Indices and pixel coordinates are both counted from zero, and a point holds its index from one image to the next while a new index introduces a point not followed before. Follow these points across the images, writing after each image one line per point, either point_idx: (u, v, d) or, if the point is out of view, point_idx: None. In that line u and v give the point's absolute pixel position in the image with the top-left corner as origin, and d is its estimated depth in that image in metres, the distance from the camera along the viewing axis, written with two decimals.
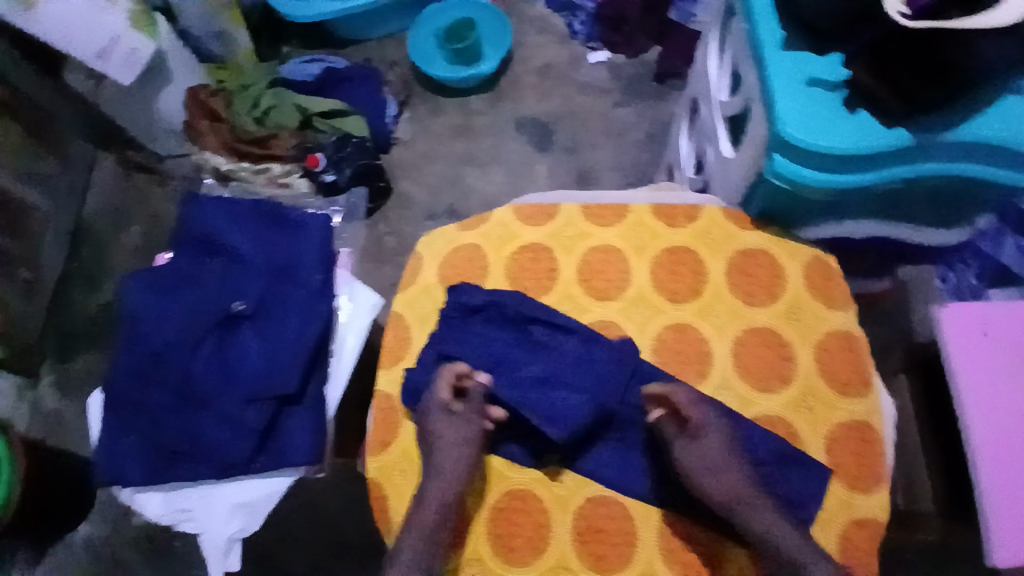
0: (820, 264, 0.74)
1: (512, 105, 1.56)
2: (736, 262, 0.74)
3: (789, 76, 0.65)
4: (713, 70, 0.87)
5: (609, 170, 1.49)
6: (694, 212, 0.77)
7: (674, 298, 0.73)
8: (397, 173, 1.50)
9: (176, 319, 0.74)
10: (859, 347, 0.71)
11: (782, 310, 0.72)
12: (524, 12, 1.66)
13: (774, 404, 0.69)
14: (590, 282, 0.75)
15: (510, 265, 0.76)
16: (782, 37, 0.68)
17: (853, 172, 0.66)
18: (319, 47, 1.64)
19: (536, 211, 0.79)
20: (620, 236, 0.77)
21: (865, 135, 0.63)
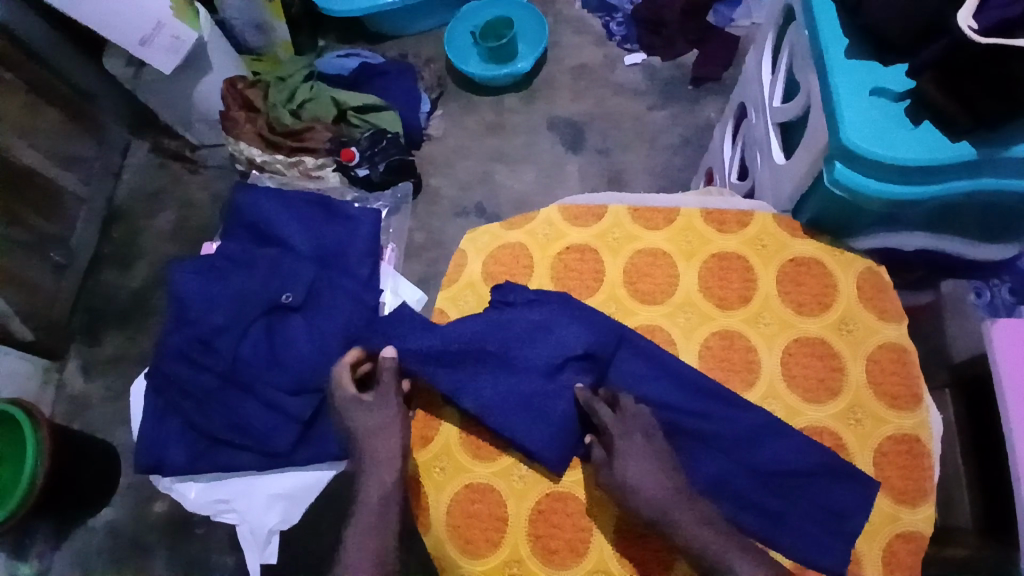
0: (873, 276, 0.72)
1: (545, 104, 1.55)
2: (787, 271, 0.73)
3: (853, 84, 0.65)
4: (766, 78, 0.86)
5: (640, 174, 1.48)
6: (746, 217, 0.76)
7: (722, 304, 0.72)
8: (428, 168, 1.50)
9: (225, 301, 0.75)
10: (911, 362, 0.69)
11: (832, 320, 0.71)
12: (561, 12, 1.65)
13: (823, 415, 0.68)
14: (635, 285, 0.74)
15: (555, 264, 0.76)
16: (846, 45, 0.67)
17: (912, 184, 0.64)
18: (355, 41, 1.64)
19: (584, 211, 0.78)
20: (669, 239, 0.76)
21: (929, 147, 0.62)
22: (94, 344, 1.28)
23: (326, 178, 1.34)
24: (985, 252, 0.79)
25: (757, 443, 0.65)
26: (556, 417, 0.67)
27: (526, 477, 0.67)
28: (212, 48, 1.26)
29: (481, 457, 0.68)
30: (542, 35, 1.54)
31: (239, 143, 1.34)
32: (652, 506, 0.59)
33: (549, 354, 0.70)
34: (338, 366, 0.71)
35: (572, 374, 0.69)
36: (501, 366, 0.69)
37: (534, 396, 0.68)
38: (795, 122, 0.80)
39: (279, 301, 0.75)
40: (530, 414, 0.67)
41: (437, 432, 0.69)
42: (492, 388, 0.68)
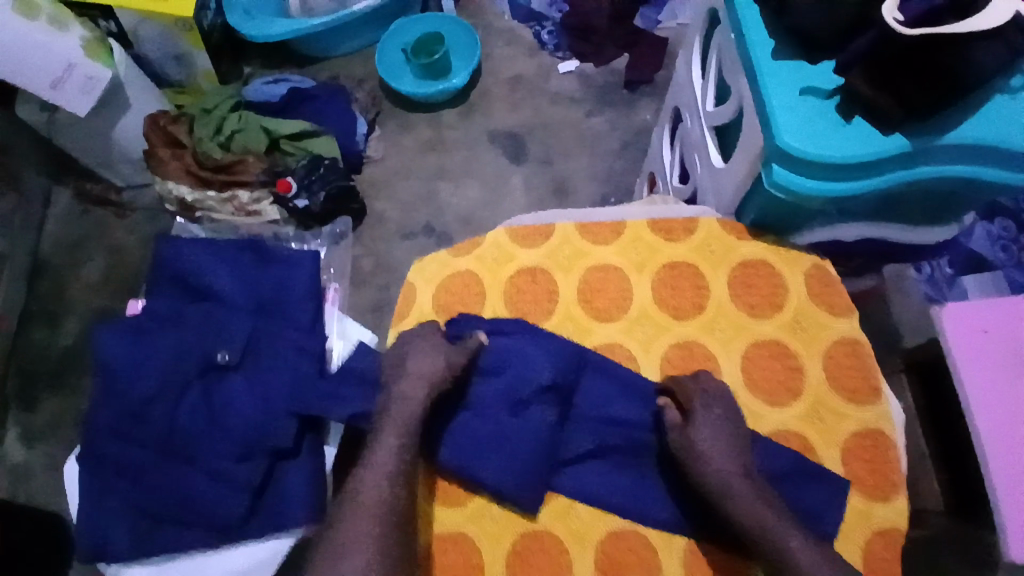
0: (820, 271, 0.71)
1: (483, 118, 1.53)
2: (737, 274, 0.72)
3: (783, 86, 0.64)
4: (697, 81, 0.86)
5: (585, 181, 1.47)
6: (692, 224, 0.75)
7: (677, 314, 0.71)
8: (370, 192, 1.46)
9: (154, 366, 0.69)
10: (865, 355, 0.69)
11: (786, 320, 0.70)
12: (491, 24, 1.63)
13: (788, 417, 0.67)
14: (590, 302, 0.72)
15: (507, 289, 0.74)
16: (770, 46, 0.67)
17: (849, 181, 0.64)
18: (282, 66, 1.59)
19: (528, 232, 0.76)
20: (619, 253, 0.74)
21: (865, 142, 0.62)
22: (29, 409, 1.19)
23: (263, 212, 1.30)
24: (924, 236, 0.80)
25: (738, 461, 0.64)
26: (514, 453, 0.65)
27: (498, 518, 0.64)
28: (128, 83, 1.20)
29: (450, 502, 0.65)
30: (473, 48, 1.52)
31: (167, 183, 1.29)
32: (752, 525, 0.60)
33: (511, 378, 0.69)
34: (287, 425, 0.67)
35: (540, 410, 0.68)
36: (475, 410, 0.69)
37: (495, 432, 0.67)
38: (729, 124, 0.79)
39: (214, 360, 0.71)
40: (499, 449, 0.66)
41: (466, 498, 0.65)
42: (465, 431, 0.67)
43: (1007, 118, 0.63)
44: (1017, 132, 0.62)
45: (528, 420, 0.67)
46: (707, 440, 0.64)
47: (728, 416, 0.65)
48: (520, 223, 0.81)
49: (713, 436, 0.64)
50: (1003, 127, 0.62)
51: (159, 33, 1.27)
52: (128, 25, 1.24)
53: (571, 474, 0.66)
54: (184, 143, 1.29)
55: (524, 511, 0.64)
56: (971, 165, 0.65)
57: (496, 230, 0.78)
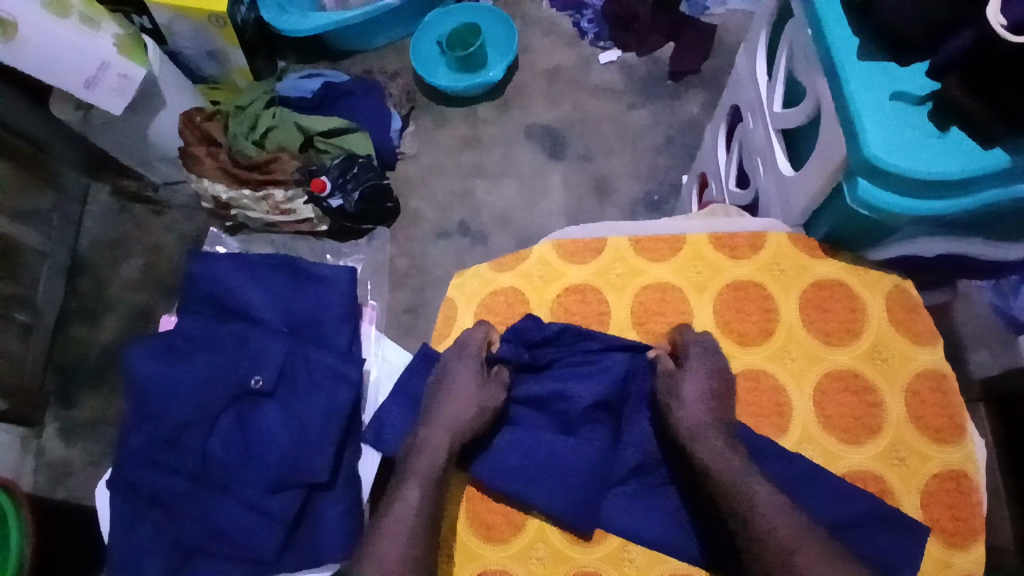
0: (902, 294, 0.66)
1: (521, 113, 1.48)
2: (810, 297, 0.67)
3: (872, 91, 0.58)
4: (762, 80, 0.79)
5: (626, 178, 1.41)
6: (759, 239, 0.69)
7: (742, 340, 0.66)
8: (405, 190, 1.42)
9: (189, 391, 0.67)
10: (951, 388, 0.63)
11: (864, 349, 0.65)
12: (530, 14, 1.57)
13: (864, 457, 0.61)
14: (645, 325, 0.68)
15: (556, 309, 0.70)
16: (856, 47, 0.60)
17: (941, 199, 0.59)
18: (316, 59, 1.55)
19: (579, 248, 0.71)
20: (677, 271, 0.69)
21: (962, 158, 0.56)
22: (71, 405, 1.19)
23: (298, 211, 1.27)
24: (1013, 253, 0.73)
25: (803, 502, 0.60)
26: (563, 487, 0.62)
27: (546, 559, 0.60)
28: (162, 81, 1.18)
29: (494, 539, 0.61)
30: (512, 40, 1.47)
31: (202, 181, 1.27)
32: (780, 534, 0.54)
33: (561, 401, 0.67)
34: (325, 455, 0.64)
35: (591, 429, 0.66)
36: (524, 433, 0.66)
37: (543, 462, 0.64)
38: (799, 127, 0.73)
39: (248, 386, 0.68)
40: (549, 477, 0.63)
41: (511, 533, 0.62)
42: (510, 452, 0.64)
43: None
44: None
45: (578, 449, 0.64)
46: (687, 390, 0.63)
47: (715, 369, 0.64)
48: (568, 235, 0.76)
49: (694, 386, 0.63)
50: None
51: (194, 30, 1.25)
52: (163, 23, 1.23)
53: (623, 511, 0.62)
54: (219, 141, 1.27)
55: (575, 550, 0.61)
56: None
57: (543, 242, 0.74)
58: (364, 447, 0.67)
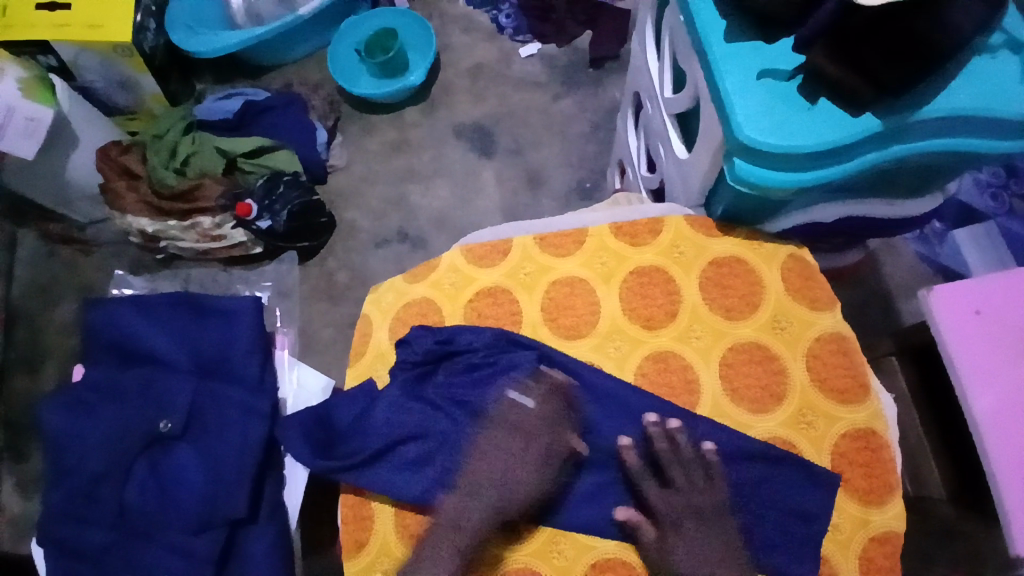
0: (798, 262, 0.69)
1: (448, 112, 1.47)
2: (710, 276, 0.68)
3: (740, 71, 0.59)
4: (654, 65, 0.80)
5: (558, 168, 1.42)
6: (658, 224, 0.71)
7: (650, 324, 0.67)
8: (338, 202, 1.40)
9: (99, 444, 0.69)
10: (852, 349, 0.66)
11: (764, 320, 0.66)
12: (446, 11, 1.56)
13: (772, 423, 0.63)
14: (557, 321, 0.68)
15: (469, 314, 0.70)
16: (724, 29, 0.61)
17: (819, 167, 0.60)
18: (235, 78, 1.51)
19: (485, 252, 0.71)
20: (584, 264, 0.70)
21: (834, 128, 0.58)
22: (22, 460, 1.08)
23: (228, 236, 1.25)
24: (913, 207, 0.76)
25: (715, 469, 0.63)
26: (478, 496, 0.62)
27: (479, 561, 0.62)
28: (73, 119, 1.15)
29: (426, 549, 0.63)
30: (430, 40, 1.45)
31: (126, 217, 1.23)
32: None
33: (471, 394, 0.66)
34: (243, 491, 0.66)
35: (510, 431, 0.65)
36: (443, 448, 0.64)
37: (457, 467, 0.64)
38: (689, 110, 0.74)
39: (158, 430, 0.70)
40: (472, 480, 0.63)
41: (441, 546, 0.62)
42: (421, 467, 0.64)
43: (984, 82, 0.59)
44: (998, 95, 0.59)
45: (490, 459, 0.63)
46: (687, 558, 0.58)
47: (702, 514, 0.59)
48: (476, 241, 0.77)
49: (691, 554, 0.58)
50: (985, 93, 0.59)
51: (100, 62, 1.21)
52: (69, 57, 1.18)
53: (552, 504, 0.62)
54: (139, 173, 1.24)
55: (507, 549, 0.62)
56: (950, 137, 0.61)
57: (452, 250, 0.74)
58: (285, 478, 0.71)
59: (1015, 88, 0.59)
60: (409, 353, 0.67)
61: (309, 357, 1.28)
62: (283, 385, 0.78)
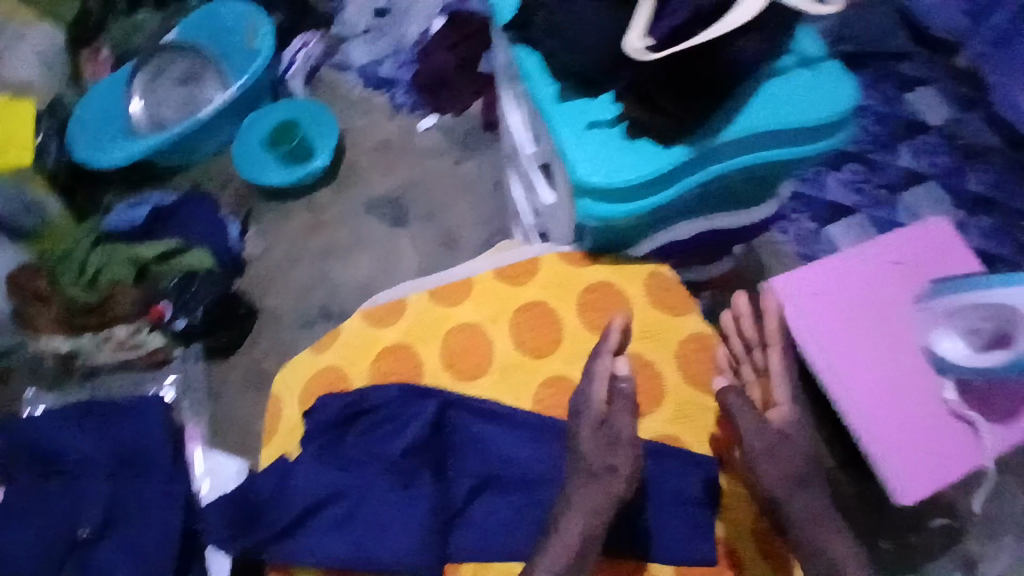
0: (659, 277, 0.86)
1: (356, 190, 1.54)
2: (586, 301, 0.83)
3: (571, 125, 0.70)
4: (513, 121, 0.90)
5: (469, 227, 1.49)
6: (533, 266, 0.85)
7: (539, 353, 0.80)
8: (259, 291, 1.44)
9: (27, 552, 0.77)
10: (711, 346, 0.84)
11: (636, 334, 0.83)
12: (344, 97, 1.63)
13: (654, 423, 0.80)
14: (456, 365, 0.81)
15: (375, 372, 0.81)
16: (555, 92, 0.72)
17: (651, 195, 0.72)
18: (146, 185, 1.53)
19: (382, 315, 0.83)
20: (474, 308, 0.83)
21: (653, 161, 0.69)
22: None
23: (145, 342, 1.24)
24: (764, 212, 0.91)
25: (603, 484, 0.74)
26: (394, 543, 0.71)
27: None
28: None
29: None
30: (332, 126, 1.52)
31: (41, 339, 1.23)
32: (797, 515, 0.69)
33: (378, 447, 0.78)
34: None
35: (421, 476, 0.75)
36: (364, 505, 0.74)
37: (373, 519, 0.73)
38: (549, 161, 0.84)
39: (78, 536, 0.78)
40: (390, 529, 0.72)
41: None
42: (337, 526, 0.72)
43: (778, 101, 0.70)
44: (790, 111, 0.70)
45: (391, 508, 0.73)
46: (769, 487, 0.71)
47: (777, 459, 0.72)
48: (376, 301, 0.89)
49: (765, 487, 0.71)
50: (780, 110, 0.70)
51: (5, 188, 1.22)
52: None
53: (455, 535, 0.74)
54: (48, 295, 1.24)
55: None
56: (759, 151, 0.73)
57: (353, 317, 0.85)
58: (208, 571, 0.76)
59: (803, 102, 0.70)
60: (317, 421, 0.79)
61: (244, 450, 1.30)
62: (198, 477, 0.91)
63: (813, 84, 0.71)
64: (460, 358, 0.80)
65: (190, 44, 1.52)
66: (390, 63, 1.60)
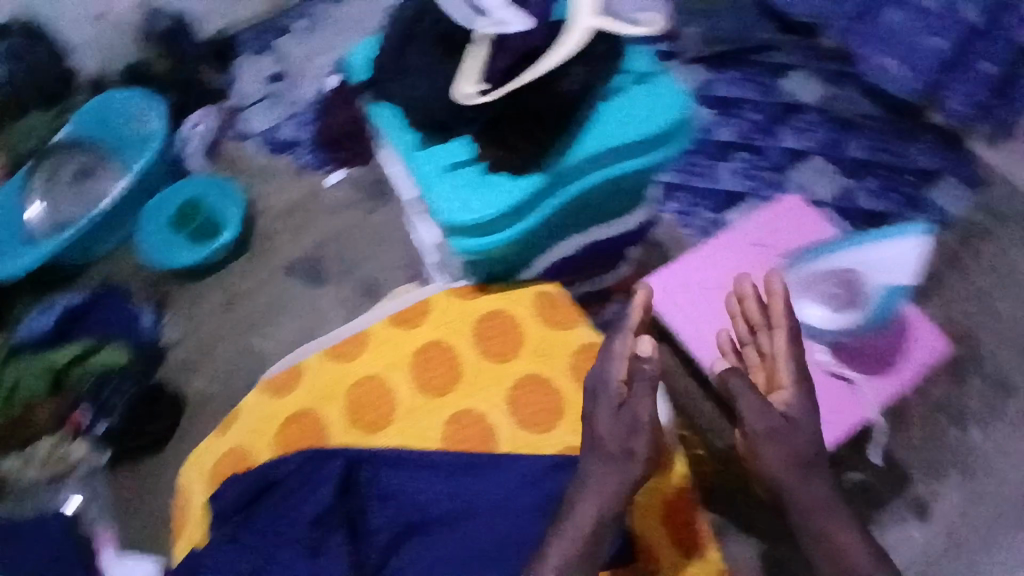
0: (545, 296, 0.98)
1: (271, 257, 1.50)
2: (479, 332, 0.95)
3: (434, 169, 0.92)
4: (395, 174, 1.04)
5: (392, 273, 1.48)
6: (424, 309, 0.98)
7: (438, 390, 0.92)
8: (183, 375, 1.39)
9: None
10: (602, 354, 0.94)
11: (529, 354, 0.93)
12: (246, 166, 1.57)
13: (557, 435, 0.89)
14: (360, 418, 0.91)
15: (281, 437, 0.92)
16: (415, 142, 0.94)
17: (507, 216, 0.92)
18: (59, 290, 1.44)
19: (280, 385, 0.95)
20: (372, 361, 0.94)
21: (503, 195, 0.91)
22: None
23: (69, 454, 1.22)
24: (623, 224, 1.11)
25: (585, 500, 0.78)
26: None
27: None
28: None
29: None
30: (239, 201, 1.49)
31: None
32: (808, 503, 0.84)
33: (281, 524, 0.78)
34: None
35: (331, 542, 0.75)
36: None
37: None
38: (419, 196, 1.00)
39: None
40: None
41: None
42: None
43: (609, 129, 0.92)
44: (617, 129, 0.92)
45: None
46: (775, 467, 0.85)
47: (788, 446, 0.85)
48: (275, 372, 1.01)
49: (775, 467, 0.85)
50: (608, 136, 0.92)
51: None
52: None
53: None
54: None
55: None
56: (597, 172, 0.95)
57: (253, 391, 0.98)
58: None
59: (626, 128, 0.93)
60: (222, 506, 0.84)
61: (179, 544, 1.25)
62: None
63: (647, 96, 0.94)
64: (446, 382, 0.92)
65: (88, 139, 1.45)
66: (290, 125, 1.59)
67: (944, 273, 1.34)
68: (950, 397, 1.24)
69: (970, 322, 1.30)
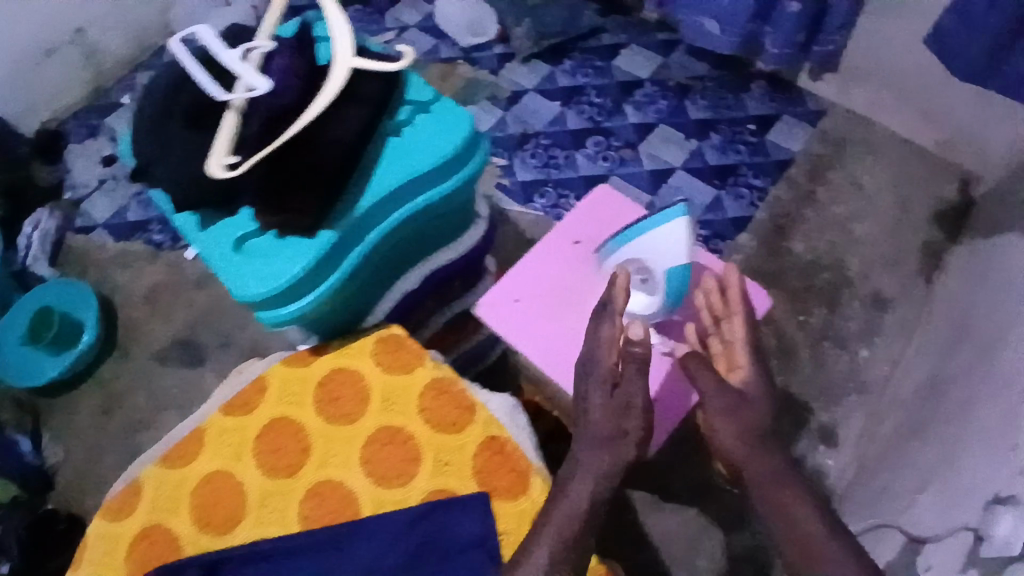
0: (389, 338, 0.90)
1: (144, 347, 1.38)
2: (323, 397, 0.87)
3: (220, 247, 0.79)
4: None
5: (275, 336, 1.39)
6: (261, 386, 0.88)
7: (291, 470, 0.83)
8: (72, 497, 1.26)
9: None
10: (452, 388, 0.87)
11: (378, 407, 0.86)
12: (96, 258, 1.46)
13: (418, 486, 0.82)
14: (209, 522, 0.81)
15: (128, 563, 0.80)
16: (196, 220, 0.81)
17: (317, 278, 0.79)
18: None
19: (119, 507, 0.83)
20: (212, 457, 0.85)
21: (303, 254, 0.77)
22: None
23: None
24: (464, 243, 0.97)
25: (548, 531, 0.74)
26: None
27: None
28: None
29: None
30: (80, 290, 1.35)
31: None
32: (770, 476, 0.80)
33: None
34: None
35: None
36: None
37: None
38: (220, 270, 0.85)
39: None
40: None
41: None
42: None
43: (399, 161, 0.81)
44: (406, 162, 0.81)
45: None
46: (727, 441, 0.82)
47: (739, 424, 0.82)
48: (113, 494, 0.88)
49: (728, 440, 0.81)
50: (397, 171, 0.81)
51: None
52: None
53: None
54: None
55: None
56: (401, 209, 0.83)
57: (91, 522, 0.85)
58: None
59: (418, 157, 0.82)
60: None
61: None
62: None
63: (435, 125, 0.84)
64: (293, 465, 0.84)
65: None
66: (135, 206, 1.51)
67: (799, 210, 1.38)
68: (829, 324, 1.29)
69: (836, 250, 1.35)
